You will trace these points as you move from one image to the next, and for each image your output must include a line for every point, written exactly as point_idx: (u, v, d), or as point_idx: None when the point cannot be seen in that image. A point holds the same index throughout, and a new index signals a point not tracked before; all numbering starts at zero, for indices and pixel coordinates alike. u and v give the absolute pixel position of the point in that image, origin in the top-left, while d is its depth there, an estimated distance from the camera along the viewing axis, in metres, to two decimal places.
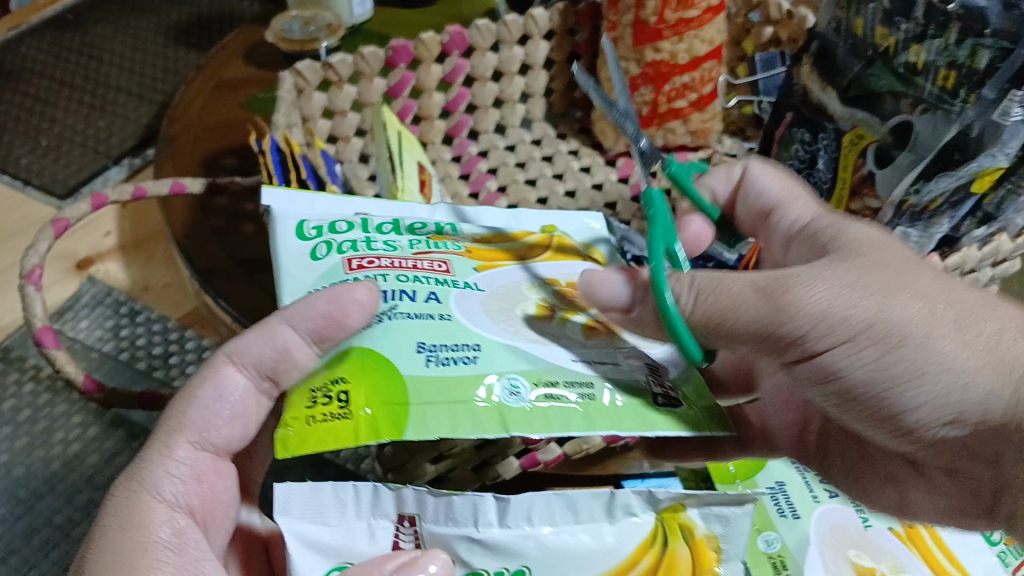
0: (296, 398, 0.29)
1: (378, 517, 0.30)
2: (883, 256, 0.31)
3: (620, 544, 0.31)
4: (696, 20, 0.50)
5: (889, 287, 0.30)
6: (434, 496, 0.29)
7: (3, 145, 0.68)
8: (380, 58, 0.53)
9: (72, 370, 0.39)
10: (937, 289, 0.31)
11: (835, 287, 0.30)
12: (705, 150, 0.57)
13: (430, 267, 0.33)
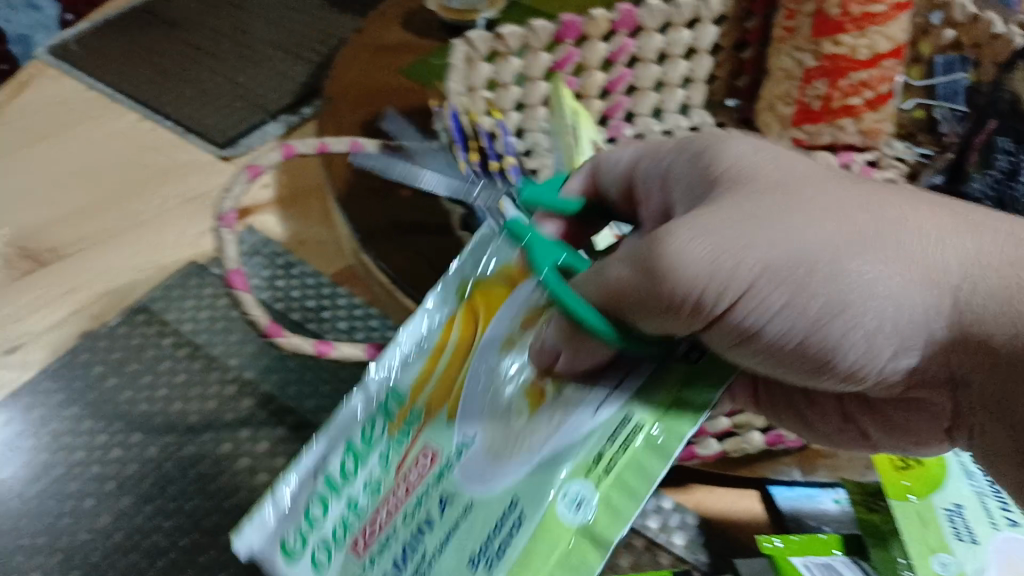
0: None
1: None
2: (762, 189, 0.29)
3: None
4: (882, 16, 0.49)
5: (792, 222, 0.28)
6: None
7: (166, 90, 0.70)
8: (550, 32, 0.52)
9: (258, 315, 0.41)
10: (829, 208, 0.29)
11: (712, 236, 0.28)
12: (874, 152, 0.56)
13: (422, 466, 0.32)
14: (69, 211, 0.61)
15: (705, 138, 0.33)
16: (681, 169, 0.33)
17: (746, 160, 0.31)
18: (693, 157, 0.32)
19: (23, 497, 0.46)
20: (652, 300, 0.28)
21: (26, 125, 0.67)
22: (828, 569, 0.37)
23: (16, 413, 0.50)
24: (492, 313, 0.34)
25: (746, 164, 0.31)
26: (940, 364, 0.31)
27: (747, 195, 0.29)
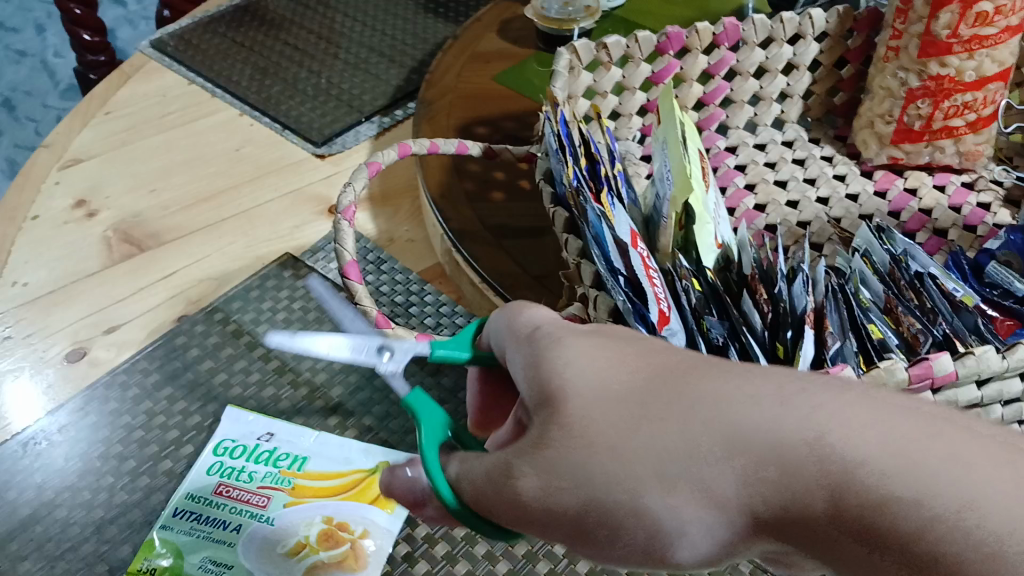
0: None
1: None
2: (576, 408, 0.24)
3: None
4: (992, 39, 0.48)
5: (587, 445, 0.23)
6: None
7: (264, 88, 0.72)
8: (653, 43, 0.53)
9: (368, 305, 0.42)
10: (639, 417, 0.23)
11: (542, 465, 0.24)
12: (970, 174, 0.55)
13: (257, 500, 0.46)
14: (168, 199, 0.63)
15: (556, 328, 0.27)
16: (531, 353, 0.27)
17: (576, 361, 0.25)
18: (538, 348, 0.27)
19: (118, 472, 0.48)
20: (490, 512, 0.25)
21: (130, 117, 0.69)
22: None
23: (113, 390, 0.51)
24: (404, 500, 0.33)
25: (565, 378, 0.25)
26: (796, 547, 0.23)
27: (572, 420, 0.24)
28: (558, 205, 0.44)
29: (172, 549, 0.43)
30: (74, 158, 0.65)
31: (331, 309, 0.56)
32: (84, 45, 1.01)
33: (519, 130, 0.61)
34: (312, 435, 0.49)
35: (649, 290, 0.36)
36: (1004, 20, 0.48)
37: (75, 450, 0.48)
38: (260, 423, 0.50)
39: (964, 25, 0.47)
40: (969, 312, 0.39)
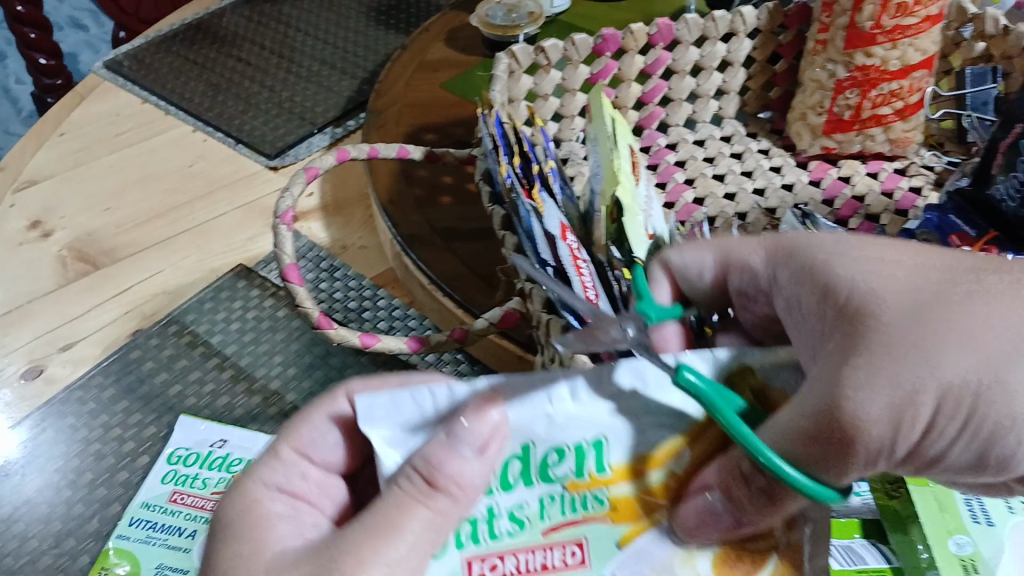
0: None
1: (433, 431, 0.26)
2: (915, 336, 0.25)
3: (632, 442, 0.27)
4: (913, 29, 0.50)
5: (926, 355, 0.25)
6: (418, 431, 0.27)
7: (216, 103, 0.73)
8: (589, 46, 0.54)
9: (309, 307, 0.43)
10: (972, 331, 0.25)
11: (886, 395, 0.25)
12: (902, 161, 0.57)
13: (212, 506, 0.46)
14: (122, 217, 0.64)
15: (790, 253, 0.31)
16: (785, 277, 0.31)
17: (858, 276, 0.28)
18: (796, 274, 0.30)
19: (75, 487, 0.48)
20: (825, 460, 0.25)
21: (84, 137, 0.70)
22: (849, 552, 0.38)
23: (69, 406, 0.52)
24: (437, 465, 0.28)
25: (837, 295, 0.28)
26: None
27: (874, 343, 0.25)
28: (496, 204, 0.45)
29: (127, 557, 0.44)
30: (29, 180, 0.66)
31: (284, 317, 0.57)
32: (40, 70, 1.02)
33: (467, 135, 0.62)
34: (266, 438, 0.50)
35: (576, 279, 0.36)
36: (924, 10, 0.49)
37: (34, 467, 0.49)
38: (213, 430, 0.50)
39: (886, 15, 0.49)
40: None
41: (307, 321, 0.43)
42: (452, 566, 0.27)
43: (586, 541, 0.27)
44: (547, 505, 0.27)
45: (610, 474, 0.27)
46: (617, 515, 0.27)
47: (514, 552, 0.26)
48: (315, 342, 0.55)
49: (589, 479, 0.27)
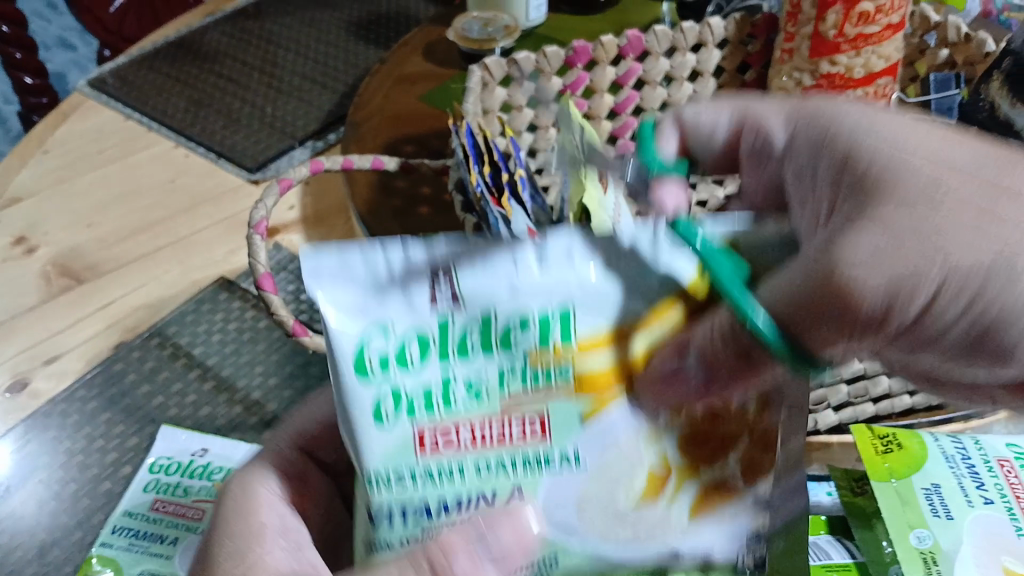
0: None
1: (402, 286, 0.26)
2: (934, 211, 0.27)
3: (606, 310, 0.27)
4: (876, 37, 0.51)
5: (938, 225, 0.27)
6: (374, 284, 0.26)
7: (199, 119, 0.74)
8: (561, 57, 0.56)
9: (284, 315, 0.44)
10: (979, 214, 0.27)
11: (888, 251, 0.26)
12: None
13: (193, 513, 0.47)
14: (105, 232, 0.64)
15: (809, 150, 0.32)
16: (801, 149, 0.33)
17: (877, 147, 0.29)
18: (811, 148, 0.32)
19: (59, 497, 0.49)
20: (829, 332, 0.26)
21: (67, 154, 0.70)
22: (813, 548, 0.38)
23: (53, 418, 0.53)
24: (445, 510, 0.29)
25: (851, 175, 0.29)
26: None
27: (892, 211, 0.27)
28: (469, 213, 0.46)
29: (109, 562, 0.44)
30: (13, 197, 0.66)
31: (264, 328, 0.58)
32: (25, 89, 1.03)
33: (446, 146, 0.63)
34: (247, 446, 0.51)
35: None
36: (886, 18, 0.50)
37: (18, 477, 0.50)
38: (195, 440, 0.51)
39: (849, 24, 0.50)
40: None
41: (283, 329, 0.44)
42: (402, 435, 0.27)
43: (547, 416, 0.27)
44: (507, 376, 0.27)
45: (575, 346, 0.27)
46: (580, 388, 0.27)
47: (469, 421, 0.27)
48: (295, 352, 0.56)
49: (554, 350, 0.27)
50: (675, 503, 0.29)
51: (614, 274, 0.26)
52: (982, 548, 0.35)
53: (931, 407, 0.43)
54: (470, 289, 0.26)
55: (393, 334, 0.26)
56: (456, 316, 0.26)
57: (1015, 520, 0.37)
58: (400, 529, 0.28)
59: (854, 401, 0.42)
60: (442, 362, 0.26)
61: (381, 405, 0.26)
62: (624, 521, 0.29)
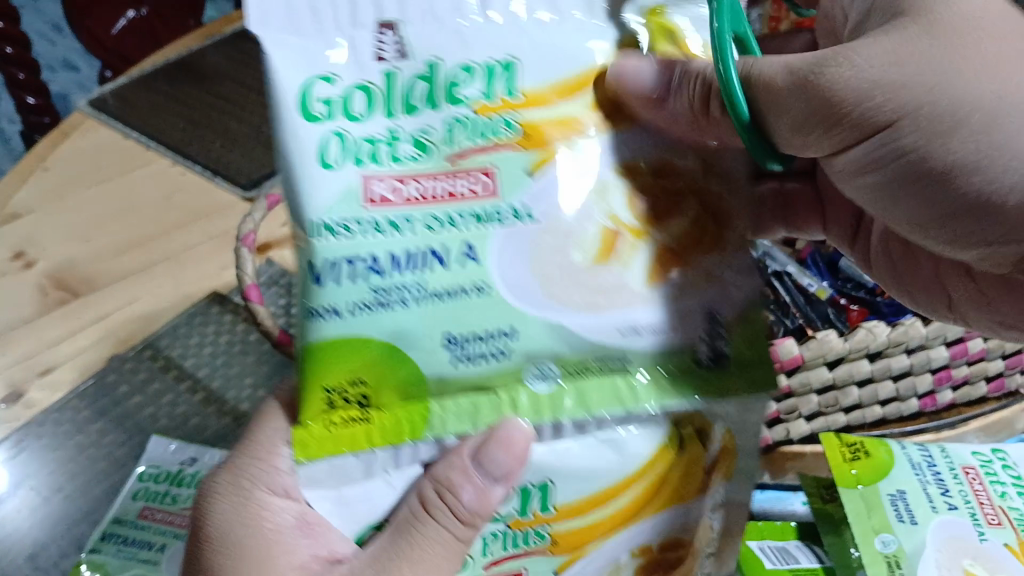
0: (308, 396, 0.29)
1: (355, 28, 0.30)
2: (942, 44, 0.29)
3: (547, 63, 0.31)
4: None
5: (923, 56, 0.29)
6: (332, 32, 0.30)
7: (196, 138, 0.75)
8: None
9: (271, 326, 0.46)
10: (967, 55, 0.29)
11: (872, 57, 0.29)
12: None
13: (181, 520, 0.48)
14: (101, 247, 0.66)
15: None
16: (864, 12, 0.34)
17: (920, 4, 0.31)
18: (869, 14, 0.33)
19: (50, 503, 0.51)
20: (798, 117, 0.31)
21: (64, 170, 0.71)
22: (782, 553, 0.40)
23: (47, 427, 0.54)
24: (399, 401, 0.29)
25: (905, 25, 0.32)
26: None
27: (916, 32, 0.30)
28: None
29: (97, 567, 0.45)
30: (13, 213, 0.67)
31: (255, 341, 0.59)
32: (26, 109, 1.04)
33: None
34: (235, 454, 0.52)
35: None
36: None
37: (10, 484, 0.52)
38: (184, 449, 0.52)
39: None
40: (821, 303, 0.45)
41: (269, 338, 0.46)
42: (347, 181, 0.29)
43: (493, 169, 0.30)
44: (455, 129, 0.30)
45: (520, 99, 0.30)
46: (526, 140, 0.30)
47: (416, 176, 0.30)
48: (285, 364, 0.58)
49: (498, 104, 0.30)
50: (627, 266, 0.30)
51: (544, 34, 0.31)
52: (944, 552, 0.37)
53: (900, 415, 0.45)
54: (415, 43, 0.30)
55: (340, 86, 0.29)
56: (402, 69, 0.30)
57: (978, 525, 0.38)
58: (348, 283, 0.29)
59: (827, 413, 0.42)
60: (387, 117, 0.30)
61: (325, 147, 0.29)
62: (578, 279, 0.30)
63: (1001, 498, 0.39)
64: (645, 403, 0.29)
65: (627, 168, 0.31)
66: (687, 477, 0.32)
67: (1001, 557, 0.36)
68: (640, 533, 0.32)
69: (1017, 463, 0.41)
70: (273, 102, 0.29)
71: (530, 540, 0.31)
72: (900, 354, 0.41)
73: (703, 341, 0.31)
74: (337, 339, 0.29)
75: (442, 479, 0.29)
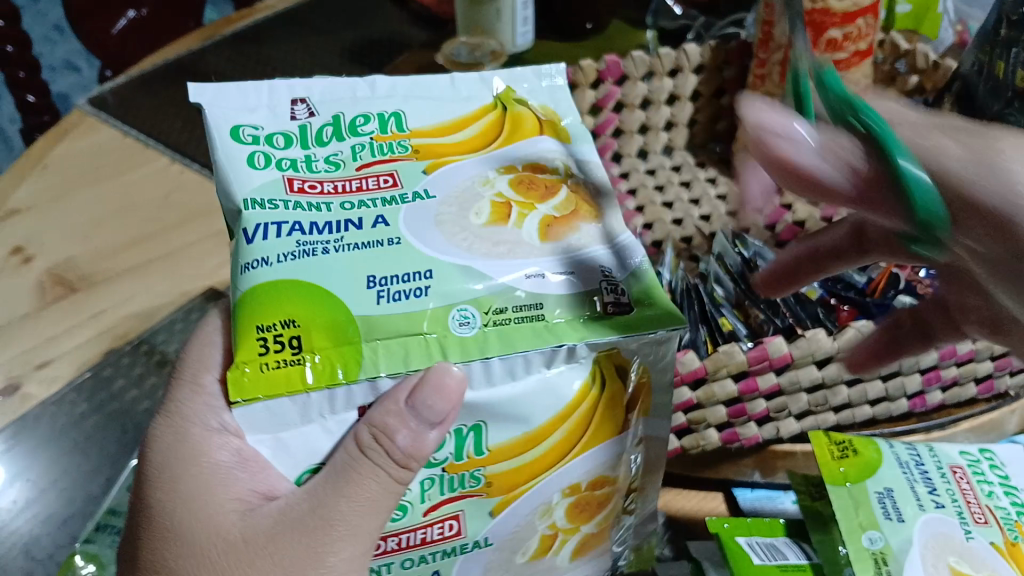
0: (242, 339, 0.31)
1: (278, 101, 0.39)
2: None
3: (437, 112, 0.40)
4: (843, 62, 0.52)
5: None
6: (267, 108, 0.39)
7: (193, 136, 0.75)
8: (595, 70, 0.57)
9: None
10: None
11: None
12: None
13: None
14: (100, 245, 0.66)
15: None
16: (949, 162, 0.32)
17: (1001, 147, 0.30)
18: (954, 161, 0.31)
19: (46, 497, 0.52)
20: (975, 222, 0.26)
21: (63, 169, 0.71)
22: (770, 549, 0.40)
23: (43, 420, 0.55)
24: (326, 335, 0.31)
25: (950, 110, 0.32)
26: None
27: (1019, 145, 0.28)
28: None
29: (91, 558, 0.45)
30: (13, 210, 0.68)
31: None
32: (30, 110, 1.05)
33: None
34: None
35: None
36: (853, 45, 0.52)
37: (6, 476, 0.52)
38: None
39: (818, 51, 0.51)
40: (810, 303, 0.47)
41: None
42: (271, 178, 0.36)
43: (396, 173, 0.37)
44: (358, 150, 0.38)
45: (407, 133, 0.39)
46: (417, 154, 0.38)
47: (332, 180, 0.37)
48: None
49: (390, 135, 0.39)
50: (520, 227, 0.36)
51: (420, 100, 0.41)
52: (930, 549, 0.37)
53: (889, 415, 0.45)
54: (321, 105, 0.40)
55: (263, 130, 0.38)
56: (313, 121, 0.39)
57: (964, 524, 0.38)
58: (274, 240, 0.33)
59: (816, 412, 0.43)
60: (303, 148, 0.38)
61: (254, 158, 0.37)
62: (480, 235, 0.35)
63: (988, 497, 0.39)
64: (568, 340, 0.31)
65: (509, 169, 0.38)
66: (611, 414, 0.34)
67: (987, 555, 0.37)
68: (574, 471, 0.34)
69: (1004, 463, 0.41)
70: (207, 135, 0.37)
71: (466, 483, 0.33)
72: (889, 355, 0.41)
73: (604, 285, 0.33)
74: (269, 283, 0.32)
75: (378, 423, 0.30)
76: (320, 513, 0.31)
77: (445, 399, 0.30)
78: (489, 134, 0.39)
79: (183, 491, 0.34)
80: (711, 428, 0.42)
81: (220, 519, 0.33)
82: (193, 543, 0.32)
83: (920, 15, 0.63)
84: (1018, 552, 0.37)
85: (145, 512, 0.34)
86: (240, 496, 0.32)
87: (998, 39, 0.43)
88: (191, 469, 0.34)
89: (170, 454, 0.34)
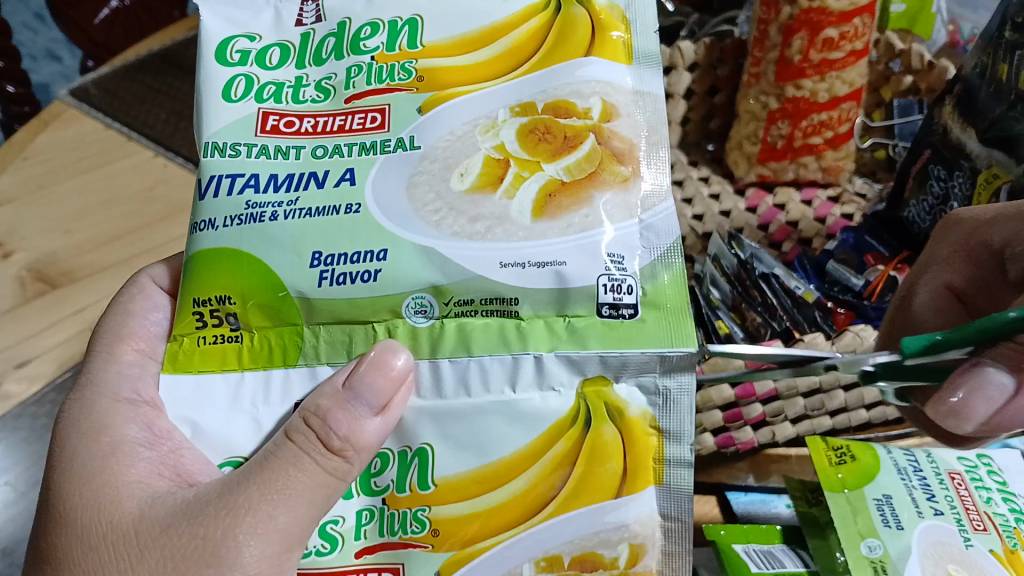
0: (182, 312, 0.35)
1: (285, 3, 0.39)
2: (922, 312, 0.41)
3: (451, 23, 0.38)
4: (840, 62, 0.52)
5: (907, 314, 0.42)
6: (271, 12, 0.39)
7: (178, 130, 0.73)
8: None
9: None
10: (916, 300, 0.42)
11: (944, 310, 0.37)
12: (836, 188, 0.59)
13: None
14: (82, 240, 0.65)
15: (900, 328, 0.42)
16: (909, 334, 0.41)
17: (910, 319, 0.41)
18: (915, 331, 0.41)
19: (25, 499, 0.55)
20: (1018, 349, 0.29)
21: (42, 161, 0.69)
22: (767, 556, 0.39)
23: (24, 420, 0.57)
24: (263, 312, 0.34)
25: (971, 221, 0.40)
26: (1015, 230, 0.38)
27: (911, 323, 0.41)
28: None
29: None
30: None
31: None
32: None
33: None
34: None
35: None
36: (850, 44, 0.51)
37: None
38: None
39: (814, 50, 0.51)
40: (808, 306, 0.46)
41: None
42: (249, 111, 0.37)
43: (388, 108, 0.37)
44: (354, 74, 0.37)
45: (419, 50, 0.37)
46: (419, 84, 0.37)
47: (314, 114, 0.37)
48: None
49: (396, 53, 0.37)
50: (512, 196, 0.35)
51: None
52: (929, 557, 0.37)
53: (886, 420, 0.44)
54: (330, 10, 0.39)
55: (258, 44, 0.38)
56: (317, 30, 0.38)
57: (963, 531, 0.38)
58: (225, 197, 0.35)
59: (811, 417, 0.43)
60: (297, 68, 0.38)
61: (234, 84, 0.37)
62: (457, 205, 0.34)
63: (986, 503, 0.39)
64: (533, 349, 0.33)
65: (526, 108, 0.36)
66: (600, 469, 0.33)
67: (986, 563, 0.36)
68: (551, 530, 0.33)
69: (1002, 470, 0.41)
70: (200, 50, 0.38)
71: (409, 528, 0.33)
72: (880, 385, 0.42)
73: (604, 283, 0.33)
74: (211, 249, 0.34)
75: (311, 406, 0.31)
76: (229, 503, 0.30)
77: (380, 382, 0.31)
78: (518, 54, 0.37)
79: (77, 469, 0.32)
80: (706, 432, 0.42)
81: (116, 501, 0.31)
82: (84, 524, 0.31)
83: (914, 14, 0.62)
84: (1017, 560, 0.37)
85: (44, 493, 0.33)
86: (141, 478, 0.32)
87: (1002, 41, 0.43)
88: (91, 446, 0.33)
89: (72, 432, 0.33)
